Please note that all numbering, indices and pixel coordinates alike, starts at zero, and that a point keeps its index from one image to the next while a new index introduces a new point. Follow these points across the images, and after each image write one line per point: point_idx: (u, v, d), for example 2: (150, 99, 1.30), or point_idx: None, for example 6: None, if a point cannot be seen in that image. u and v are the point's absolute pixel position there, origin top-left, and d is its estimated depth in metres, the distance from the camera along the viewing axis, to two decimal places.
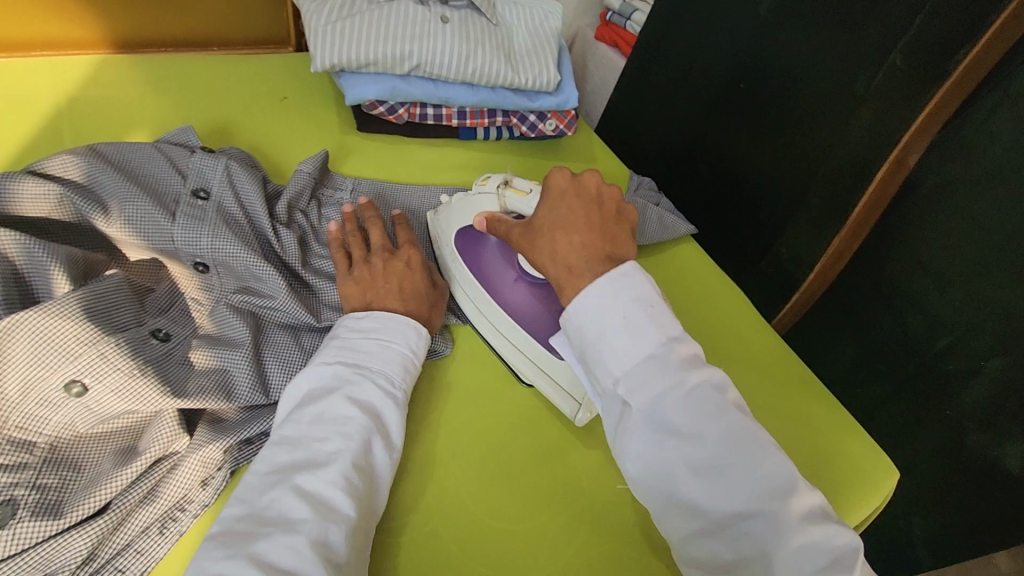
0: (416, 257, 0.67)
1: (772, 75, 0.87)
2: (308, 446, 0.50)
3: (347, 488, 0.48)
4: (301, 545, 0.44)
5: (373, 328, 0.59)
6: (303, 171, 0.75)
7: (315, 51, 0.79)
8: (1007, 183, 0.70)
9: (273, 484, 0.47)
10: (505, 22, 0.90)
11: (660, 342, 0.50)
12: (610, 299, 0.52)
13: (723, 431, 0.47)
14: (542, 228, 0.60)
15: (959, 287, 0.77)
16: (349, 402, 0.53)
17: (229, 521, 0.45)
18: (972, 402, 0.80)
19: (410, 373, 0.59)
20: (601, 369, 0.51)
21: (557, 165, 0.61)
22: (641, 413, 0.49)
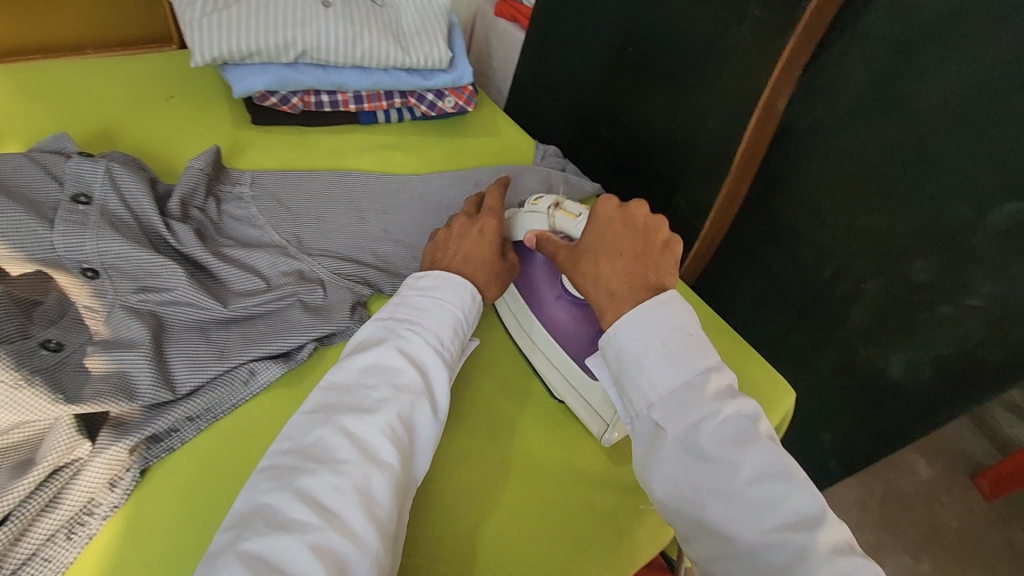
0: (491, 224, 0.70)
1: (655, 37, 0.91)
2: (359, 393, 0.54)
3: (391, 437, 0.52)
4: (344, 485, 0.47)
5: (431, 287, 0.63)
6: (193, 168, 0.74)
7: (194, 46, 0.78)
8: (865, 116, 0.77)
9: (320, 423, 0.52)
10: (392, 2, 0.89)
11: (696, 371, 0.54)
12: (651, 326, 0.56)
13: (756, 465, 0.49)
14: (588, 252, 0.62)
15: (837, 219, 0.84)
16: (399, 355, 0.57)
17: (278, 455, 0.50)
18: (858, 322, 0.87)
19: (458, 336, 0.62)
20: (636, 391, 0.55)
21: (603, 195, 0.64)
22: (674, 438, 0.51)
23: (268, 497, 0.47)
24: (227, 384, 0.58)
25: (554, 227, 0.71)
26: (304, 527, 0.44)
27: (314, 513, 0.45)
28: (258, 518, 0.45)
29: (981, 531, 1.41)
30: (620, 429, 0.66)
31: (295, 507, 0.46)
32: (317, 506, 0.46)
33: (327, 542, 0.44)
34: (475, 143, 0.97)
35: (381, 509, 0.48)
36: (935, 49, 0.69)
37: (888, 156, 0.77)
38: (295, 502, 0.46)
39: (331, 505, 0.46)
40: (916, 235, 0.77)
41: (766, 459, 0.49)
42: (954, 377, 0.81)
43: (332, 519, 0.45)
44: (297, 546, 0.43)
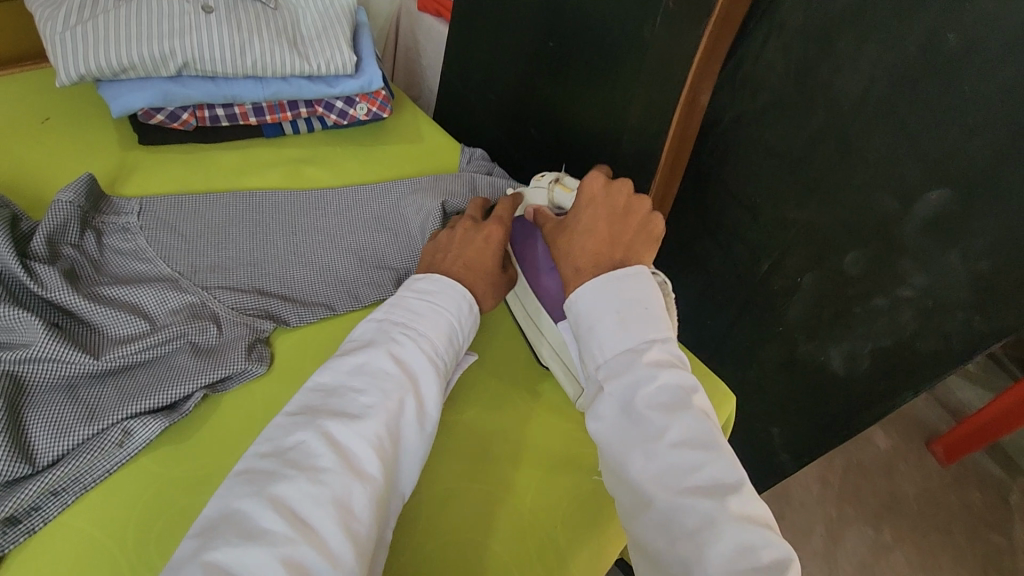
0: (496, 234, 0.66)
1: (573, 30, 0.87)
2: (345, 396, 0.52)
3: (375, 446, 0.49)
4: (321, 496, 0.45)
5: (429, 291, 0.61)
6: (62, 200, 0.65)
7: (57, 64, 0.70)
8: (788, 107, 0.76)
9: (301, 424, 0.49)
10: (288, 4, 0.82)
11: (643, 340, 0.53)
12: (607, 297, 0.56)
13: (682, 432, 0.48)
14: (566, 228, 0.63)
15: (768, 210, 0.83)
16: (388, 358, 0.55)
17: (255, 459, 0.47)
18: (796, 315, 0.86)
19: (452, 347, 0.60)
20: (590, 355, 0.55)
21: (593, 171, 0.64)
22: (613, 395, 0.51)
23: (243, 503, 0.44)
24: (94, 450, 0.51)
25: (553, 202, 0.71)
26: (276, 538, 0.42)
27: (288, 523, 0.43)
28: (228, 525, 0.43)
29: (940, 497, 1.43)
30: None
31: (267, 515, 0.43)
32: (291, 514, 0.44)
33: (300, 555, 0.41)
34: (395, 150, 0.91)
35: (360, 527, 0.45)
36: (850, 35, 0.68)
37: (813, 146, 0.75)
38: (267, 509, 0.43)
39: (308, 516, 0.44)
40: (846, 229, 0.76)
41: (693, 426, 0.48)
42: (892, 366, 0.80)
43: (305, 531, 0.43)
44: (267, 558, 0.41)
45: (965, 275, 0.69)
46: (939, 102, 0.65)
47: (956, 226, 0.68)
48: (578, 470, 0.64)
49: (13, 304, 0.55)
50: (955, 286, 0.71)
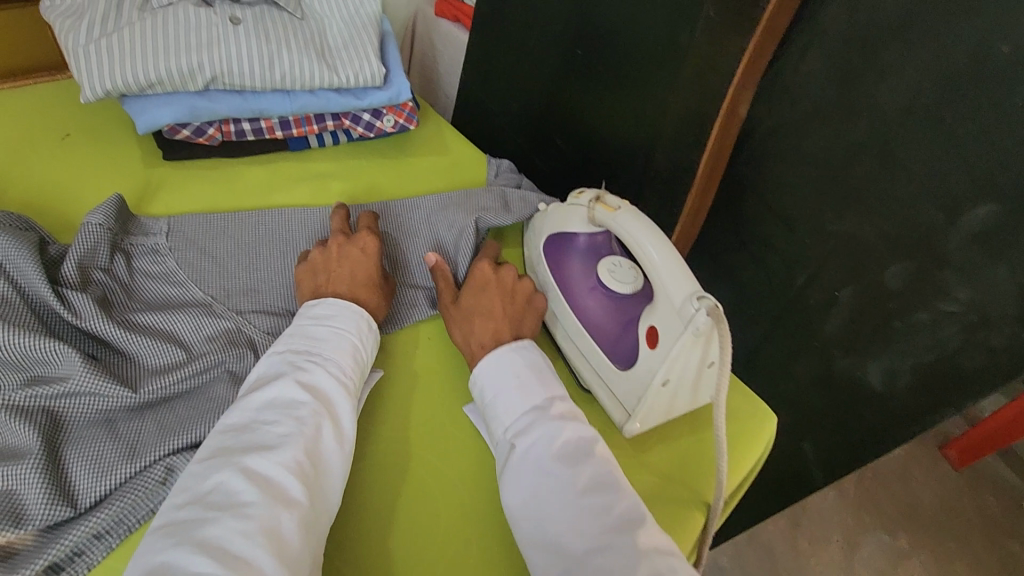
0: (373, 244, 0.68)
1: (602, 38, 0.85)
2: (258, 430, 0.50)
3: (297, 471, 0.48)
4: (251, 528, 0.43)
5: (326, 316, 0.60)
6: (92, 223, 0.63)
7: (82, 79, 0.68)
8: (827, 117, 0.74)
9: (218, 465, 0.46)
10: (314, 13, 0.81)
11: (543, 397, 0.56)
12: (511, 359, 0.59)
13: (590, 476, 0.50)
14: (464, 313, 0.66)
15: (805, 224, 0.81)
16: (299, 385, 0.53)
17: (171, 511, 0.44)
18: (832, 330, 0.84)
19: (360, 366, 0.59)
20: (496, 421, 0.57)
21: (480, 259, 0.68)
22: (523, 452, 0.52)
23: (165, 556, 0.40)
24: (137, 489, 0.49)
25: (593, 220, 0.68)
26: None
27: (219, 562, 0.40)
28: None
29: (956, 504, 1.42)
30: (644, 419, 0.61)
31: (195, 561, 0.40)
32: (220, 554, 0.41)
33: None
34: (420, 163, 0.89)
35: (292, 553, 0.44)
36: (897, 46, 0.66)
37: (855, 158, 0.73)
38: (195, 554, 0.40)
39: (239, 552, 0.41)
40: (887, 242, 0.74)
41: (597, 472, 0.50)
42: (933, 382, 0.78)
43: (239, 566, 0.40)
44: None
45: (1013, 289, 0.67)
46: (990, 112, 0.62)
47: (1008, 238, 0.65)
48: None
49: (47, 336, 0.53)
50: (1002, 301, 0.68)
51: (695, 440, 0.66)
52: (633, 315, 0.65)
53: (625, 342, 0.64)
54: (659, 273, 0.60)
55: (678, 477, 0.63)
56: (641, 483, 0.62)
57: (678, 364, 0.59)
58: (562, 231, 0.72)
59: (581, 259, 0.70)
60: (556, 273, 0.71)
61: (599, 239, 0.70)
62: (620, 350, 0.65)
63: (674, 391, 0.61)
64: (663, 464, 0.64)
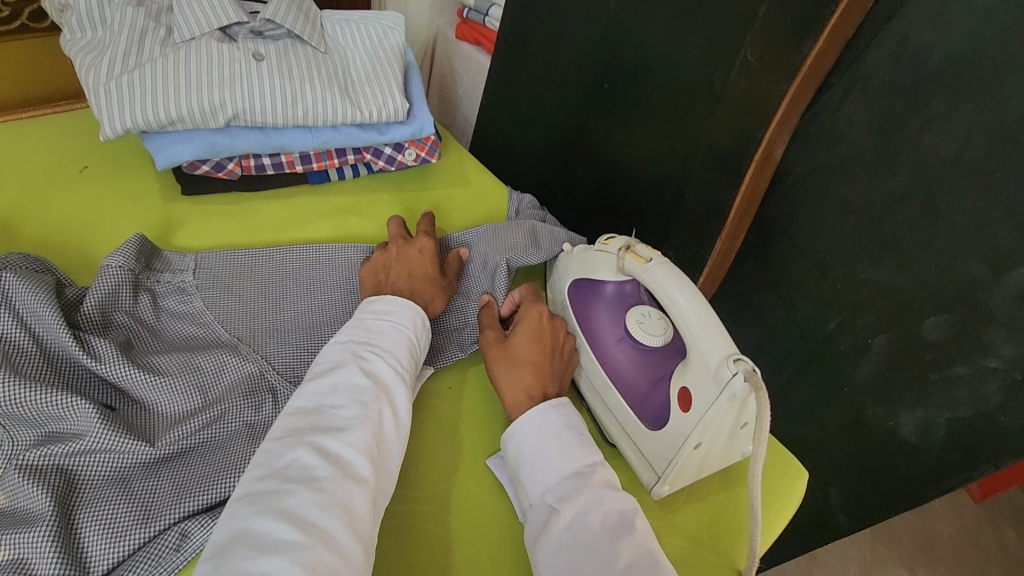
0: (429, 244, 0.70)
1: (632, 74, 0.83)
2: (326, 412, 0.50)
3: (364, 451, 0.48)
4: (326, 502, 0.44)
5: (384, 312, 0.60)
6: (111, 265, 0.62)
7: (101, 116, 0.66)
8: (867, 163, 0.72)
9: (292, 444, 0.47)
10: (338, 48, 0.79)
11: (585, 462, 0.54)
12: (553, 419, 0.57)
13: (632, 555, 0.48)
14: (511, 357, 0.62)
15: (839, 269, 0.79)
16: (362, 371, 0.53)
17: (250, 484, 0.45)
18: (864, 376, 0.82)
19: (414, 358, 0.59)
20: (531, 483, 0.54)
21: (536, 306, 0.64)
22: (562, 522, 0.50)
23: (250, 524, 0.42)
24: (149, 558, 0.48)
25: (622, 270, 0.66)
26: (289, 546, 0.40)
27: (299, 530, 0.41)
28: (240, 545, 0.40)
29: (976, 538, 1.38)
30: (673, 480, 0.59)
31: (277, 528, 0.41)
32: (299, 522, 0.42)
33: (318, 557, 0.40)
34: (442, 198, 0.87)
35: (362, 528, 0.45)
36: (944, 96, 0.64)
37: (896, 207, 0.71)
38: (277, 523, 0.42)
39: (316, 522, 0.43)
40: (927, 292, 0.72)
41: (638, 549, 0.48)
42: (970, 436, 0.75)
43: (319, 535, 0.42)
44: (288, 566, 0.39)
45: None
46: None
47: None
48: None
49: (61, 390, 0.51)
50: None
51: (727, 499, 0.64)
52: (664, 370, 0.63)
53: (653, 398, 0.62)
54: (689, 326, 0.58)
55: (709, 541, 0.61)
56: (672, 546, 0.60)
57: (711, 428, 0.57)
58: (588, 276, 0.70)
59: (608, 310, 0.68)
60: (582, 321, 0.69)
61: (627, 287, 0.68)
62: (651, 407, 0.62)
63: (706, 453, 0.59)
64: (692, 526, 0.61)
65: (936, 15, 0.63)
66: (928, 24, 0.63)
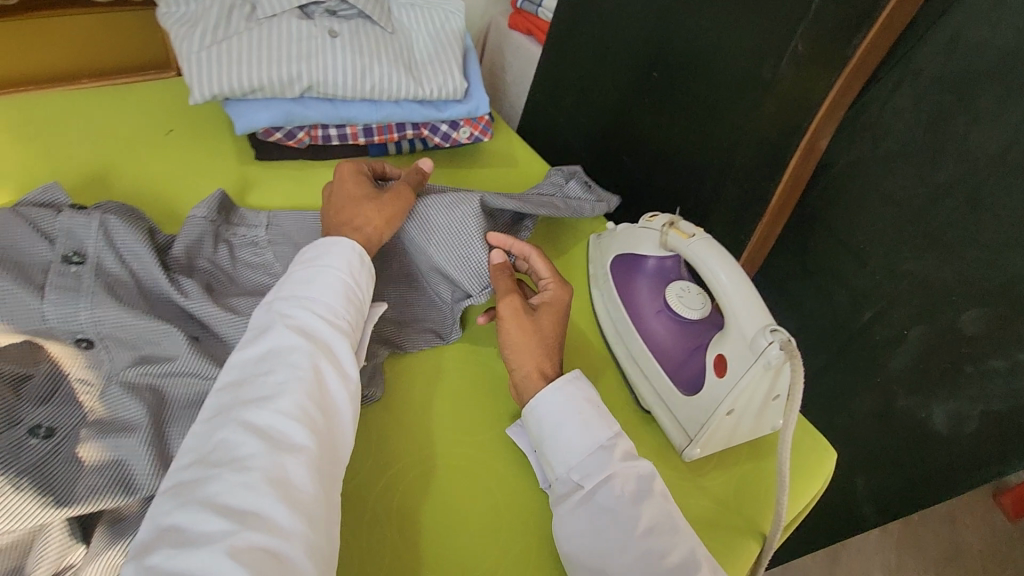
0: (348, 169, 0.69)
1: (683, 63, 0.85)
2: (255, 382, 0.50)
3: (298, 418, 0.48)
4: (254, 481, 0.44)
5: (316, 259, 0.59)
6: (197, 217, 0.68)
7: (191, 82, 0.72)
8: (913, 154, 0.74)
9: (218, 424, 0.47)
10: (402, 29, 0.84)
11: (607, 435, 0.56)
12: (570, 398, 0.58)
13: (653, 519, 0.52)
14: (540, 325, 0.63)
15: (879, 260, 0.81)
16: (290, 333, 0.52)
17: (177, 472, 0.45)
18: (899, 367, 0.83)
19: (353, 302, 0.58)
20: (555, 457, 0.56)
21: (561, 281, 0.67)
22: (587, 496, 0.54)
23: (172, 517, 0.42)
24: None
25: (666, 245, 0.69)
26: (215, 535, 0.41)
27: (225, 518, 0.42)
28: (163, 541, 0.40)
29: (1004, 549, 1.37)
30: (704, 444, 0.62)
31: (203, 519, 0.42)
32: (225, 510, 0.42)
33: (247, 542, 0.41)
34: (492, 174, 0.91)
35: (301, 497, 0.45)
36: (995, 92, 0.66)
37: (940, 200, 0.73)
38: (202, 513, 0.42)
39: (244, 506, 0.43)
40: (965, 285, 0.73)
41: (658, 514, 0.52)
42: (1002, 429, 0.77)
43: (248, 519, 0.42)
44: (215, 556, 0.40)
45: None
46: None
47: None
48: (687, 515, 0.62)
49: (157, 318, 0.58)
50: None
51: (755, 467, 0.67)
52: (699, 341, 0.67)
53: (689, 368, 0.66)
54: (728, 299, 0.61)
55: (736, 504, 0.64)
56: (701, 506, 0.63)
57: (744, 396, 0.60)
58: (630, 251, 0.74)
59: (648, 284, 0.72)
60: (622, 294, 0.73)
61: (668, 263, 0.72)
62: (687, 375, 0.66)
63: (737, 420, 0.62)
64: (720, 489, 0.65)
65: (990, 14, 0.64)
66: (983, 18, 0.65)
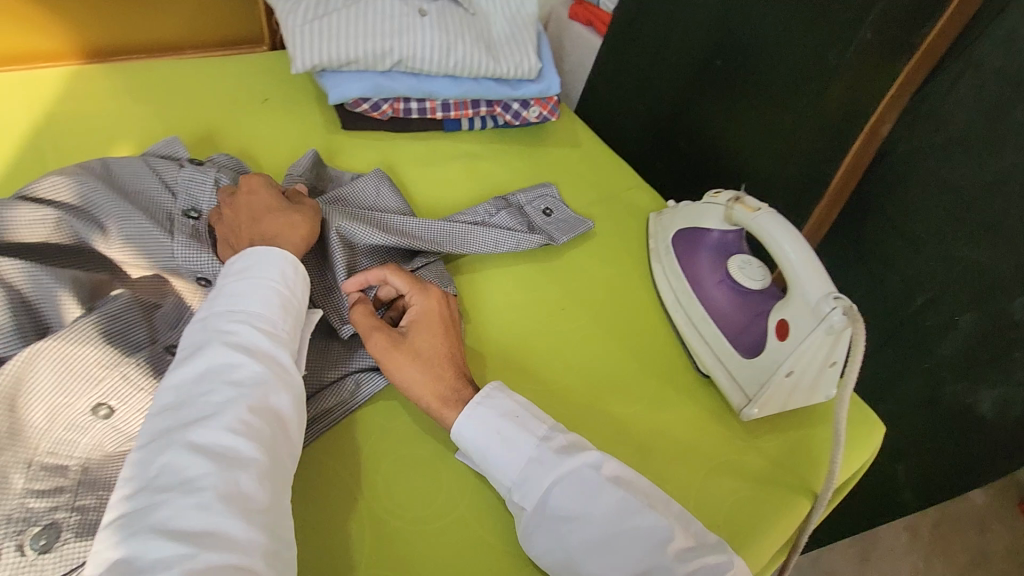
0: (255, 182, 0.65)
1: (747, 51, 0.88)
2: (194, 401, 0.46)
3: (245, 431, 0.46)
4: (206, 500, 0.42)
5: (244, 269, 0.54)
6: (295, 173, 0.74)
7: (294, 52, 0.79)
8: (973, 144, 0.77)
9: (157, 448, 0.44)
10: (482, 10, 0.90)
11: (534, 443, 0.55)
12: (481, 423, 0.55)
13: (608, 508, 0.52)
14: (412, 348, 0.58)
15: (933, 246, 0.83)
16: (229, 348, 0.49)
17: (118, 503, 0.42)
18: (948, 353, 0.85)
19: (293, 310, 0.55)
20: (497, 479, 0.55)
21: (418, 292, 0.62)
22: (535, 512, 0.53)
23: (121, 549, 0.39)
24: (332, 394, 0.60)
25: (731, 218, 0.73)
26: (170, 562, 0.39)
27: (180, 542, 0.40)
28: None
29: None
30: (763, 404, 0.66)
31: (156, 546, 0.39)
32: (178, 534, 0.40)
33: (208, 564, 0.39)
34: (557, 152, 0.96)
35: (258, 510, 0.44)
36: None
37: (998, 188, 0.75)
38: (154, 541, 0.39)
39: (200, 528, 0.41)
40: (1019, 272, 0.76)
41: (613, 503, 0.52)
42: None
43: (205, 540, 0.40)
44: None
45: None
46: None
47: None
48: (741, 471, 0.66)
49: None
50: None
51: (807, 432, 0.70)
52: (760, 308, 0.71)
53: (750, 334, 0.70)
54: (792, 269, 0.65)
55: (788, 464, 0.67)
56: (755, 463, 0.67)
57: (804, 358, 0.64)
58: (694, 225, 0.78)
59: (709, 256, 0.76)
60: (684, 264, 0.77)
61: (729, 236, 0.76)
62: (747, 340, 0.70)
63: (795, 383, 0.66)
64: (774, 450, 0.68)
65: None
66: None
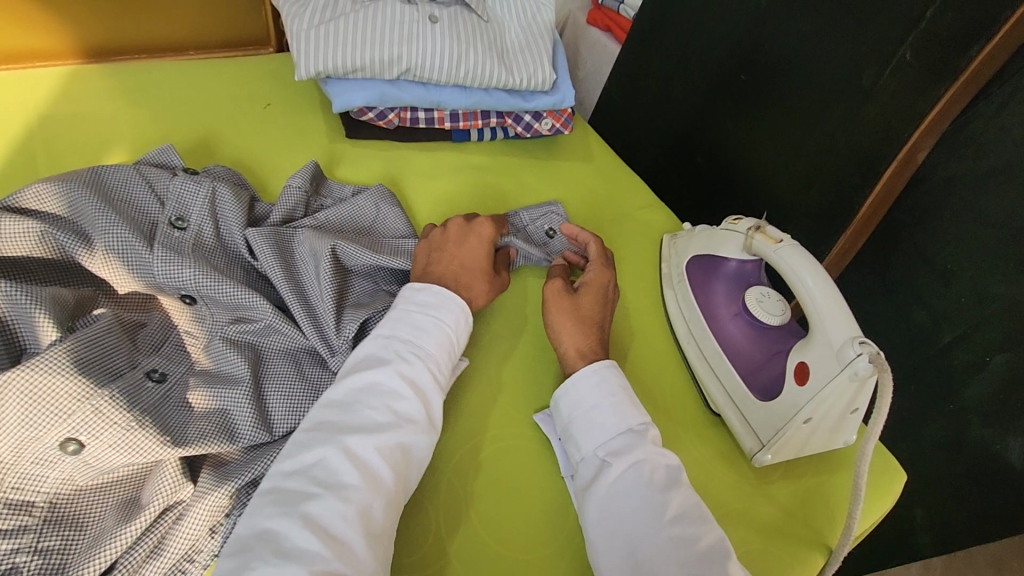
0: (488, 233, 0.68)
1: (774, 68, 0.83)
2: (359, 409, 0.50)
3: (391, 460, 0.49)
4: (348, 514, 0.45)
5: (430, 305, 0.58)
6: (293, 185, 0.71)
7: (298, 59, 0.76)
8: (1016, 177, 0.72)
9: (322, 442, 0.48)
10: (495, 17, 0.86)
11: (639, 421, 0.57)
12: (604, 383, 0.59)
13: (682, 503, 0.51)
14: (574, 306, 0.65)
15: (965, 282, 0.78)
16: (400, 376, 0.53)
17: (278, 478, 0.46)
18: (976, 395, 0.81)
19: (453, 358, 0.58)
20: (586, 438, 0.57)
21: (603, 265, 0.69)
22: (615, 474, 0.53)
23: (271, 523, 0.43)
24: None
25: (750, 249, 0.69)
26: (310, 557, 0.42)
27: (321, 541, 0.43)
28: (261, 545, 0.42)
29: None
30: (777, 451, 0.62)
31: (300, 536, 0.43)
32: (321, 533, 0.43)
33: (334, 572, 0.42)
34: (569, 167, 0.91)
35: (378, 534, 0.46)
36: None
37: None
38: (299, 529, 0.43)
39: (336, 533, 0.44)
40: None
41: (687, 502, 0.52)
42: None
43: (338, 547, 0.43)
44: None
45: None
46: None
47: None
48: (753, 522, 0.61)
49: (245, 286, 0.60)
50: None
51: (824, 480, 0.66)
52: (775, 347, 0.67)
53: (767, 375, 0.66)
54: (816, 307, 0.61)
55: (803, 514, 0.63)
56: (769, 513, 0.62)
57: (824, 405, 0.60)
58: (710, 253, 0.74)
59: (726, 286, 0.72)
60: (697, 294, 0.73)
61: (748, 266, 0.71)
62: (762, 379, 0.66)
63: (813, 429, 0.62)
64: (789, 499, 0.64)
65: None
66: None
